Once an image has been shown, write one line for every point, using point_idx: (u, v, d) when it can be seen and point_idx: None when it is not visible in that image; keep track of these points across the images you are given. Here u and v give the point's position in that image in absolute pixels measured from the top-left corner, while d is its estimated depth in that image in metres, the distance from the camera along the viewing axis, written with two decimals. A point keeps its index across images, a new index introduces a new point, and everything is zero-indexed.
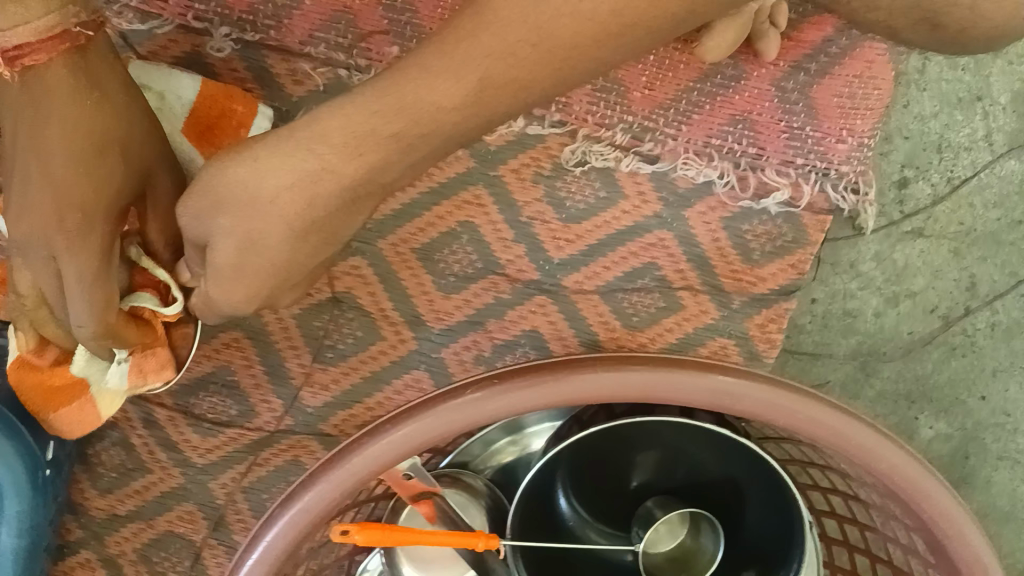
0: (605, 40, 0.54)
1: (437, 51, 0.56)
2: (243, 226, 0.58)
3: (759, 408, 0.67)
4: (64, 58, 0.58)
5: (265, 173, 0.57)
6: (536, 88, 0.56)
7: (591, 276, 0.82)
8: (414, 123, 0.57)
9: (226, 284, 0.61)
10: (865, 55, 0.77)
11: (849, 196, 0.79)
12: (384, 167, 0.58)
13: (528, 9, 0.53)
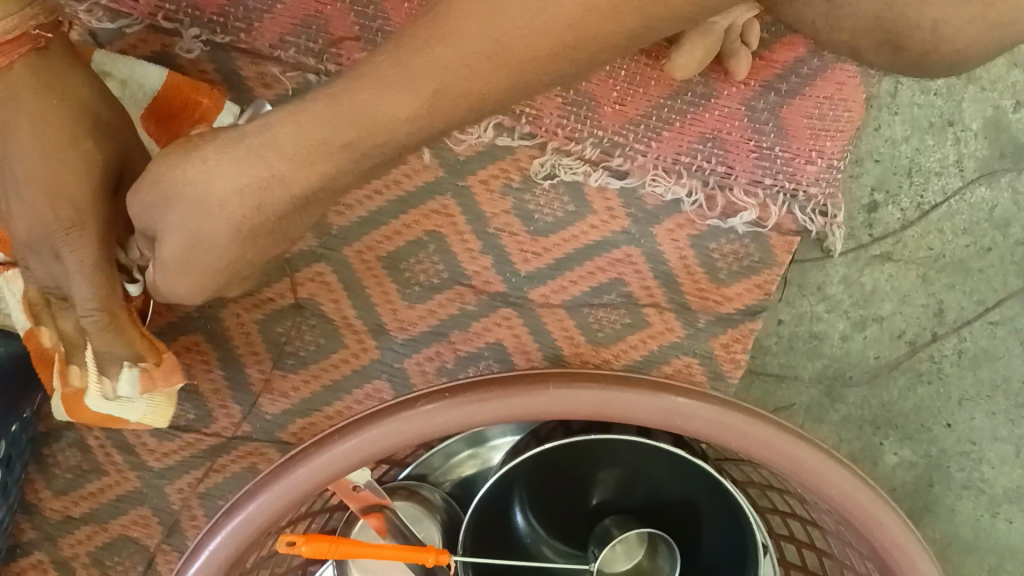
0: (565, 56, 0.50)
1: (393, 62, 0.53)
2: (189, 228, 0.56)
3: (711, 429, 0.67)
4: (29, 59, 0.61)
5: (213, 175, 0.55)
6: (494, 100, 0.53)
7: (557, 290, 0.81)
8: (367, 132, 0.54)
9: (171, 278, 0.59)
10: (836, 77, 0.77)
11: (817, 218, 0.79)
12: (336, 176, 0.56)
13: (485, 21, 0.50)
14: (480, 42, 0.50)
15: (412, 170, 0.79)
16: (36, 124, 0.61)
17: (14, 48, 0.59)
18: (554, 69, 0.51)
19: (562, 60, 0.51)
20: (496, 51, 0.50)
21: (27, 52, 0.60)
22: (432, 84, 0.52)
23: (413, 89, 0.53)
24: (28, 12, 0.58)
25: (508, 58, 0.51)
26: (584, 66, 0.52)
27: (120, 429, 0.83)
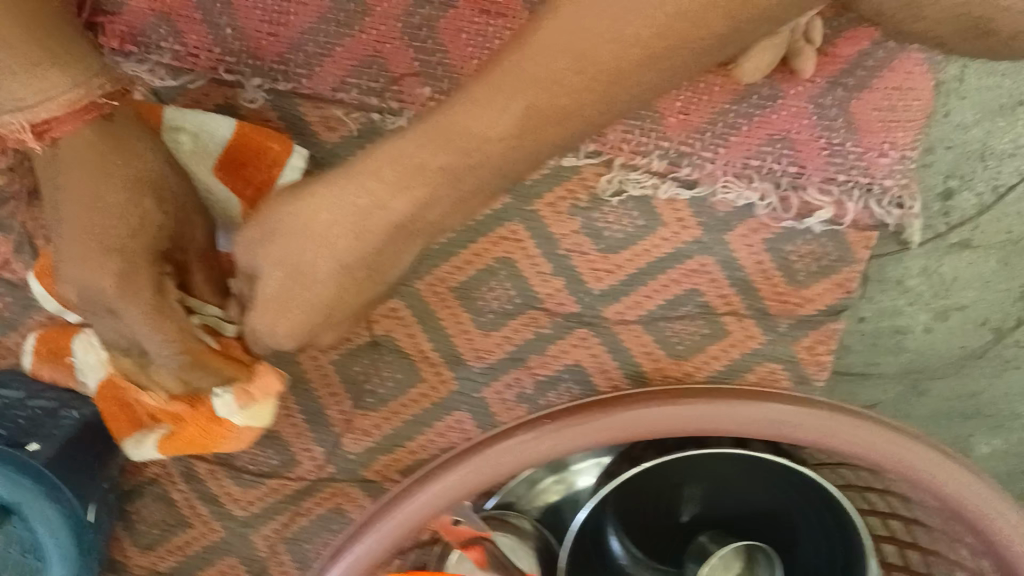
0: (648, 66, 0.53)
1: (484, 87, 0.56)
2: (293, 261, 0.60)
3: (817, 436, 0.67)
4: (92, 126, 0.62)
5: (321, 209, 0.60)
6: (581, 118, 0.56)
7: (632, 306, 0.80)
8: (462, 157, 0.57)
9: (270, 318, 0.62)
10: (903, 67, 0.75)
11: (894, 211, 0.77)
12: (435, 206, 0.59)
13: (574, 37, 0.53)
14: (568, 55, 0.53)
15: None
16: (93, 187, 0.62)
17: (77, 117, 0.61)
18: (639, 77, 0.54)
19: (646, 67, 0.54)
20: (584, 61, 0.53)
21: (87, 120, 0.61)
22: (521, 103, 0.55)
23: (504, 110, 0.55)
24: (91, 82, 0.60)
25: (595, 70, 0.53)
26: (667, 75, 0.55)
27: (203, 480, 0.82)
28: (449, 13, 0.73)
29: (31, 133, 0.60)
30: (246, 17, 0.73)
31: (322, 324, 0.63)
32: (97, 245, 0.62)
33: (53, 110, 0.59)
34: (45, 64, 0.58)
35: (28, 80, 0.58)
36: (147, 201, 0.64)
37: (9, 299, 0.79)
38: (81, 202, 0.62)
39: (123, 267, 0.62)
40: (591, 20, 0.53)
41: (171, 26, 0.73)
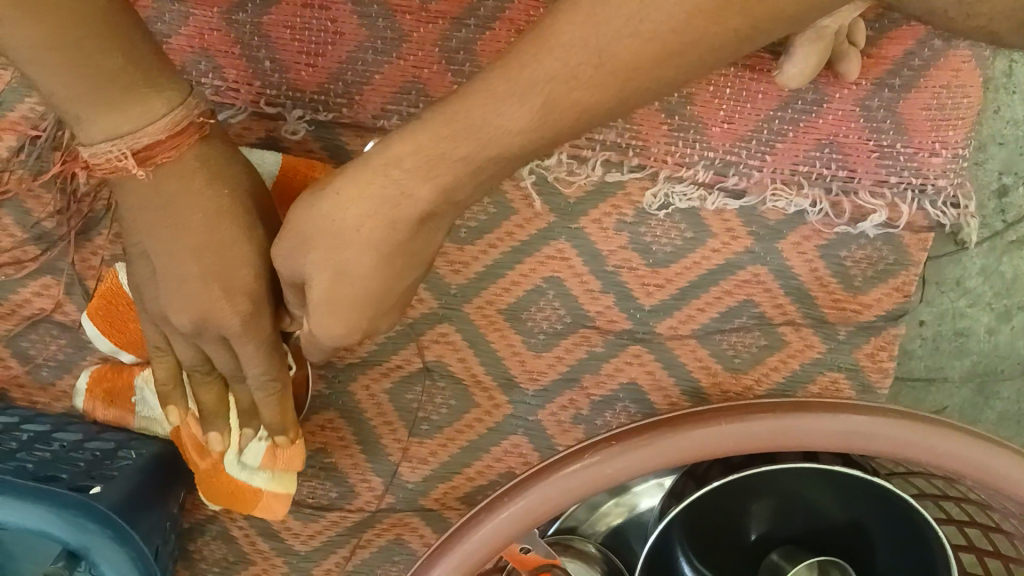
0: (667, 60, 0.45)
1: (504, 75, 0.49)
2: (334, 261, 0.56)
3: (894, 445, 0.65)
4: (192, 151, 0.58)
5: (345, 204, 0.54)
6: (605, 112, 0.49)
7: (685, 320, 0.79)
8: (484, 147, 0.51)
9: (322, 318, 0.59)
10: (951, 63, 0.74)
11: (949, 211, 0.75)
12: (455, 191, 0.54)
13: (593, 25, 0.46)
14: (590, 49, 0.46)
15: (525, 220, 0.77)
16: (200, 217, 0.58)
17: (178, 142, 0.56)
18: (673, 65, 0.46)
19: (684, 53, 0.45)
20: (608, 56, 0.46)
21: (191, 144, 0.57)
22: (540, 95, 0.48)
23: (521, 104, 0.48)
24: (188, 103, 0.57)
25: (621, 64, 0.46)
26: (704, 66, 0.46)
27: (263, 516, 0.82)
28: (486, 35, 0.73)
29: (133, 161, 0.55)
30: (286, 49, 0.74)
31: (369, 315, 0.59)
32: (199, 278, 0.59)
33: (154, 136, 0.55)
34: (146, 90, 0.55)
35: (122, 107, 0.54)
36: (250, 231, 0.61)
37: (62, 343, 0.79)
38: (186, 234, 0.58)
39: (228, 298, 0.60)
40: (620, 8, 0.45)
41: (211, 62, 0.74)
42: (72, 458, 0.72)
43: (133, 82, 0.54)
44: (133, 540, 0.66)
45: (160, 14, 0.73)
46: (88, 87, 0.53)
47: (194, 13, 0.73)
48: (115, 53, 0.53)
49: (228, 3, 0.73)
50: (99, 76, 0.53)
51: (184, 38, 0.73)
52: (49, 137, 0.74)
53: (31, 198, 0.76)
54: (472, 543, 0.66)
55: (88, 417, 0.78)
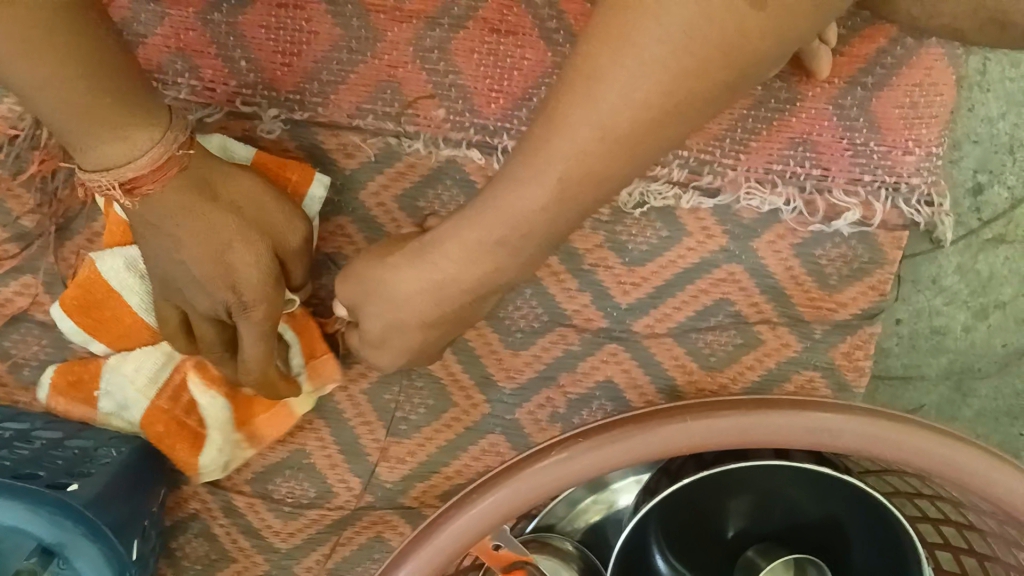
0: (669, 117, 0.51)
1: (522, 164, 0.55)
2: (390, 319, 0.64)
3: (864, 443, 0.65)
4: (177, 178, 0.63)
5: (398, 277, 0.62)
6: (614, 176, 0.54)
7: (661, 318, 0.79)
8: (514, 229, 0.57)
9: (379, 353, 0.68)
10: (923, 62, 0.74)
11: (923, 209, 0.76)
12: (495, 271, 0.60)
13: (592, 106, 0.51)
14: (595, 125, 0.52)
15: None
16: (196, 230, 0.63)
17: (159, 174, 0.62)
18: (673, 120, 0.52)
19: (682, 108, 0.51)
20: (610, 129, 0.52)
21: (172, 175, 0.63)
22: (557, 175, 0.54)
23: (545, 187, 0.55)
24: (167, 137, 0.62)
25: (624, 131, 0.52)
26: (701, 113, 0.52)
27: (243, 514, 0.82)
28: (460, 34, 0.74)
29: (120, 191, 0.61)
30: (261, 49, 0.74)
31: (418, 357, 0.68)
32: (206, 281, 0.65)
33: (138, 170, 0.61)
34: (130, 126, 0.60)
35: (116, 143, 0.60)
36: (241, 239, 0.65)
37: (44, 343, 0.79)
38: (181, 246, 0.64)
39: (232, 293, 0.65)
40: (612, 86, 0.50)
41: (187, 62, 0.74)
42: (51, 457, 0.72)
43: (121, 120, 0.59)
44: (106, 536, 0.66)
45: (135, 14, 0.74)
46: (79, 123, 0.59)
47: (169, 14, 0.74)
48: (108, 101, 0.59)
49: (202, 3, 0.74)
50: (102, 123, 0.59)
51: (160, 38, 0.74)
52: (27, 137, 0.75)
53: (10, 197, 0.77)
54: (444, 538, 0.66)
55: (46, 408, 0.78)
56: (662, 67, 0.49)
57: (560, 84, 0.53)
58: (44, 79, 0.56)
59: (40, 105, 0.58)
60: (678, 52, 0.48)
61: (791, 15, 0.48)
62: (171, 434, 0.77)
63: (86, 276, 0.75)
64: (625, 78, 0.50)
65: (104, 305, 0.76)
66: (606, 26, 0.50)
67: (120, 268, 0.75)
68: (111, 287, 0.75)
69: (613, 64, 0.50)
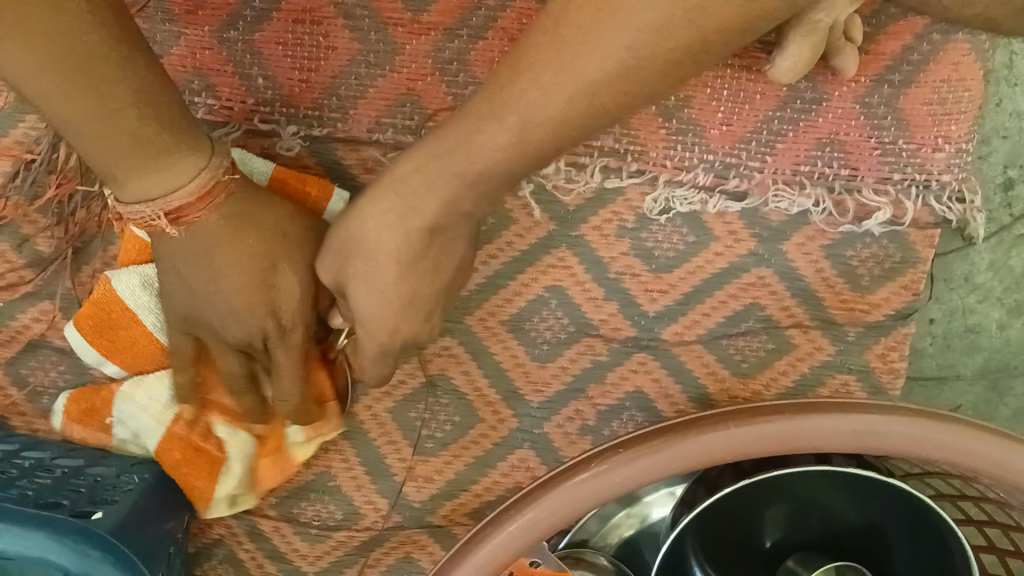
0: (630, 74, 0.48)
1: (486, 97, 0.53)
2: (365, 272, 0.62)
3: (910, 444, 0.63)
4: (219, 211, 0.62)
5: (369, 219, 0.61)
6: (578, 126, 0.51)
7: (690, 325, 0.78)
8: (474, 162, 0.55)
9: (365, 324, 0.64)
10: (950, 57, 0.73)
11: (955, 206, 0.74)
12: (460, 203, 0.58)
13: (551, 49, 0.49)
14: (556, 70, 0.49)
15: (524, 229, 0.76)
16: (235, 262, 0.63)
17: (204, 203, 0.61)
18: (639, 77, 0.48)
19: (649, 65, 0.47)
20: (573, 79, 0.49)
21: (217, 203, 0.62)
22: (520, 119, 0.52)
23: (507, 129, 0.52)
24: (213, 164, 0.61)
25: (588, 86, 0.49)
26: (672, 75, 0.49)
27: (269, 538, 0.81)
28: (479, 44, 0.72)
29: (164, 220, 0.61)
30: (279, 67, 0.73)
31: (406, 320, 0.64)
32: (244, 307, 0.64)
33: (182, 197, 0.60)
34: (172, 152, 0.59)
35: (163, 173, 0.59)
36: (283, 258, 0.65)
37: (62, 368, 0.78)
38: (221, 276, 0.63)
39: (268, 317, 0.65)
40: (577, 37, 0.48)
41: (204, 81, 0.73)
42: (73, 485, 0.71)
43: (165, 149, 0.59)
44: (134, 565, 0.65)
45: (151, 34, 0.73)
46: (123, 153, 0.58)
47: (185, 33, 0.73)
48: (150, 126, 0.57)
49: (219, 20, 0.73)
50: (149, 152, 0.58)
51: (176, 57, 0.73)
52: (42, 160, 0.74)
53: (25, 222, 0.75)
54: (481, 556, 0.65)
55: (63, 436, 0.77)
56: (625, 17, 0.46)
57: (535, 26, 0.50)
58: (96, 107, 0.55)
59: (79, 139, 0.57)
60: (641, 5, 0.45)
61: None
62: (192, 459, 0.75)
63: (100, 294, 0.73)
64: (590, 25, 0.47)
65: (120, 325, 0.73)
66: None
67: (136, 284, 0.72)
68: (127, 305, 0.73)
69: (584, 15, 0.47)
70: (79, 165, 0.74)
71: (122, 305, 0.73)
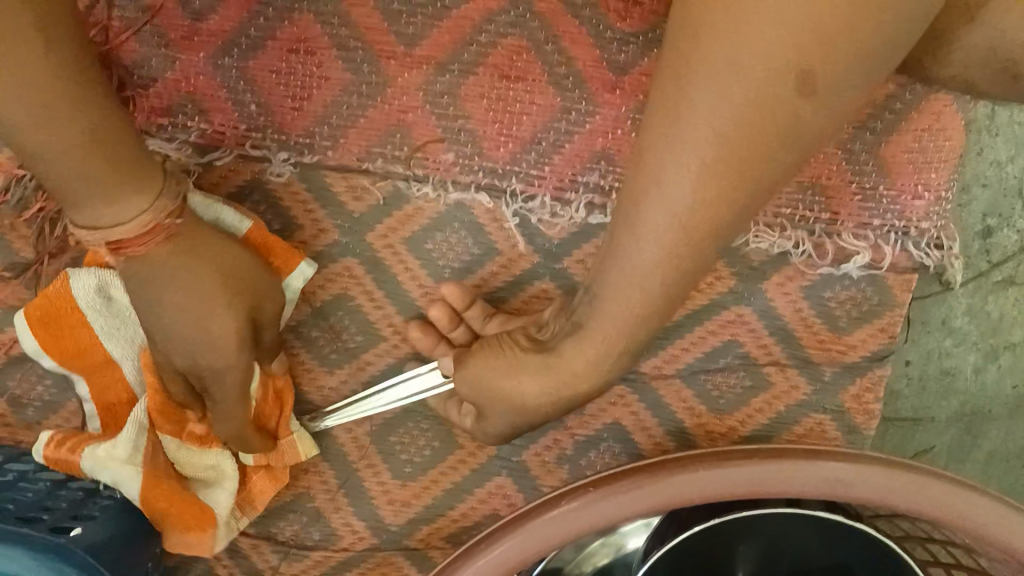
0: (737, 209, 0.51)
1: (606, 269, 0.57)
2: (527, 419, 0.65)
3: (875, 493, 0.65)
4: (159, 249, 0.61)
5: (510, 380, 0.63)
6: (708, 259, 0.54)
7: (669, 359, 0.79)
8: (640, 325, 0.57)
9: (497, 438, 0.69)
10: (933, 107, 0.74)
11: (932, 252, 0.76)
12: (621, 364, 0.60)
13: (665, 211, 0.51)
14: (680, 231, 0.52)
15: (507, 261, 0.77)
16: (181, 286, 0.62)
17: (146, 240, 0.60)
18: (746, 204, 0.51)
19: (752, 194, 0.51)
20: (691, 232, 0.52)
21: (156, 239, 0.61)
22: (654, 279, 0.54)
23: (641, 286, 0.55)
24: (157, 205, 0.60)
25: (700, 229, 0.52)
26: (772, 190, 0.52)
27: (247, 555, 0.81)
28: (470, 79, 0.74)
29: (106, 249, 0.60)
30: (272, 94, 0.74)
31: (564, 418, 0.66)
32: (183, 338, 0.63)
33: (125, 233, 0.59)
34: (119, 191, 0.58)
35: (111, 207, 0.58)
36: (223, 303, 0.63)
37: (46, 383, 0.80)
38: (163, 300, 0.62)
39: (214, 352, 0.64)
40: (679, 191, 0.50)
41: (196, 105, 0.74)
42: (54, 498, 0.72)
43: (117, 180, 0.58)
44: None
45: (145, 58, 0.74)
46: (79, 183, 0.57)
47: (179, 58, 0.74)
48: (103, 164, 0.57)
49: (214, 47, 0.74)
50: (94, 186, 0.57)
51: (170, 81, 0.74)
52: (32, 178, 0.75)
53: (18, 236, 0.77)
54: None
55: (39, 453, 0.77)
56: (722, 162, 0.49)
57: (632, 196, 0.53)
58: (64, 133, 0.55)
59: (42, 165, 0.56)
60: (731, 149, 0.48)
61: (840, 96, 0.47)
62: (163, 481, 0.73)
63: (54, 290, 0.71)
64: (688, 190, 0.50)
65: (67, 326, 0.72)
66: (655, 136, 0.51)
67: (91, 287, 0.71)
68: (78, 306, 0.72)
69: (670, 169, 0.50)
70: None
71: (76, 304, 0.72)
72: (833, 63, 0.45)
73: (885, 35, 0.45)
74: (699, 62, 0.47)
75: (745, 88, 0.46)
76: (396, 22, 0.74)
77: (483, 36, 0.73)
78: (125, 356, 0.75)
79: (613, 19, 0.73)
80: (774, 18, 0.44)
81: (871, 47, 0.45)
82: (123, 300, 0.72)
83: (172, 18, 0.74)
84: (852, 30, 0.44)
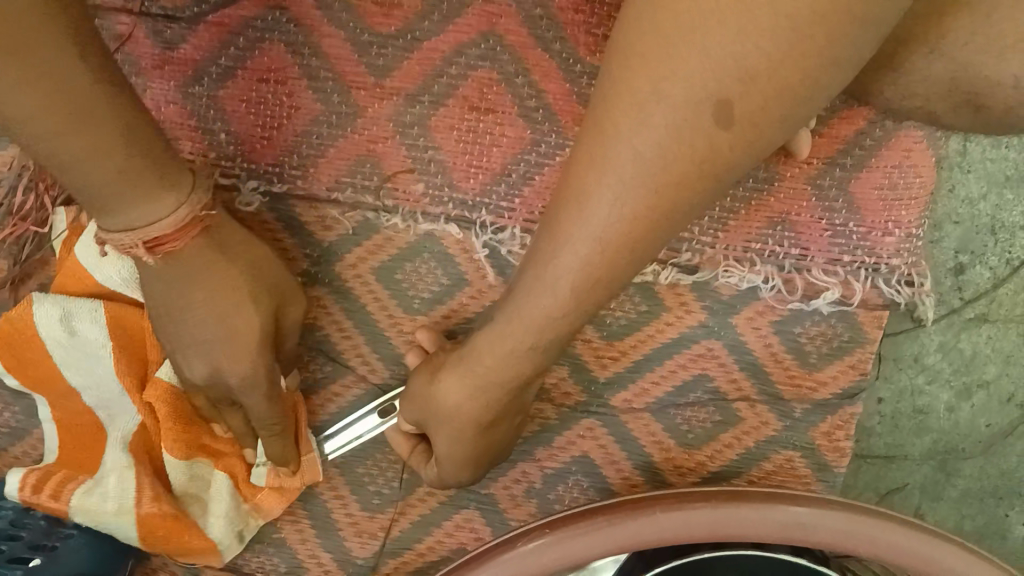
0: (657, 226, 0.51)
1: (526, 267, 0.57)
2: (454, 433, 0.66)
3: (836, 537, 0.65)
4: (196, 239, 0.61)
5: (439, 388, 0.65)
6: (623, 275, 0.54)
7: (640, 393, 0.78)
8: (549, 334, 0.57)
9: (449, 468, 0.70)
10: (902, 144, 0.74)
11: (904, 289, 0.75)
12: (535, 367, 0.61)
13: (582, 218, 0.51)
14: (594, 240, 0.52)
15: (478, 290, 0.75)
16: (211, 288, 0.62)
17: (181, 235, 0.60)
18: (664, 226, 0.51)
19: (670, 215, 0.50)
20: (607, 242, 0.51)
21: (193, 233, 0.60)
22: (566, 286, 0.54)
23: (556, 295, 0.55)
24: (192, 197, 0.60)
25: (618, 242, 0.51)
26: (692, 213, 0.52)
27: None
28: (439, 111, 0.74)
29: (144, 249, 0.58)
30: (242, 124, 0.74)
31: (490, 437, 0.67)
32: (220, 341, 0.64)
33: (165, 228, 0.58)
34: (159, 191, 0.57)
35: (149, 206, 0.57)
36: (249, 298, 0.64)
37: (15, 409, 0.78)
38: (196, 308, 0.62)
39: (241, 356, 0.64)
40: (601, 203, 0.50)
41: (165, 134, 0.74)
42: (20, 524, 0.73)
43: (153, 181, 0.57)
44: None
45: None
46: (118, 181, 0.55)
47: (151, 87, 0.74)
48: (136, 159, 0.55)
49: (184, 76, 0.74)
50: (132, 187, 0.56)
51: None
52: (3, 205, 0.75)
53: None
54: None
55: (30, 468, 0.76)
56: (642, 184, 0.49)
57: (560, 199, 0.53)
58: (87, 144, 0.52)
59: (74, 175, 0.54)
60: (655, 171, 0.48)
61: (761, 130, 0.47)
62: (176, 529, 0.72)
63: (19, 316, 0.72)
64: (608, 201, 0.50)
65: (29, 352, 0.73)
66: (588, 149, 0.51)
67: (56, 320, 0.72)
68: (39, 335, 0.72)
69: (593, 176, 0.50)
70: (41, 211, 0.75)
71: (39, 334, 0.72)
72: (753, 101, 0.45)
73: (809, 76, 0.44)
74: (629, 82, 0.48)
75: (669, 115, 0.46)
76: (366, 53, 0.74)
77: (453, 68, 0.74)
78: (86, 386, 0.74)
79: (583, 53, 0.74)
80: (702, 49, 0.44)
81: (793, 89, 0.44)
82: (89, 334, 0.73)
83: (143, 45, 0.74)
84: (775, 66, 0.43)
